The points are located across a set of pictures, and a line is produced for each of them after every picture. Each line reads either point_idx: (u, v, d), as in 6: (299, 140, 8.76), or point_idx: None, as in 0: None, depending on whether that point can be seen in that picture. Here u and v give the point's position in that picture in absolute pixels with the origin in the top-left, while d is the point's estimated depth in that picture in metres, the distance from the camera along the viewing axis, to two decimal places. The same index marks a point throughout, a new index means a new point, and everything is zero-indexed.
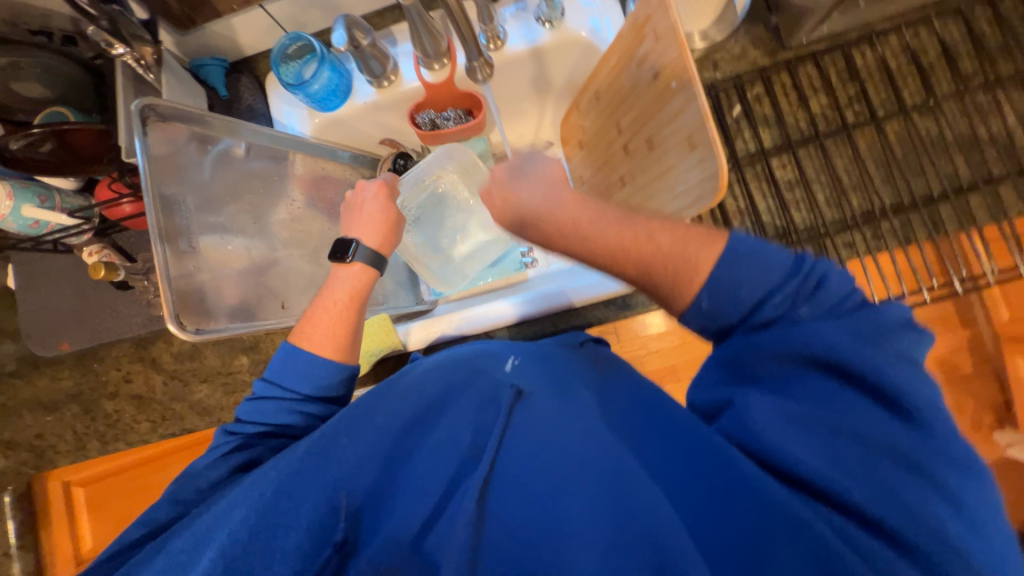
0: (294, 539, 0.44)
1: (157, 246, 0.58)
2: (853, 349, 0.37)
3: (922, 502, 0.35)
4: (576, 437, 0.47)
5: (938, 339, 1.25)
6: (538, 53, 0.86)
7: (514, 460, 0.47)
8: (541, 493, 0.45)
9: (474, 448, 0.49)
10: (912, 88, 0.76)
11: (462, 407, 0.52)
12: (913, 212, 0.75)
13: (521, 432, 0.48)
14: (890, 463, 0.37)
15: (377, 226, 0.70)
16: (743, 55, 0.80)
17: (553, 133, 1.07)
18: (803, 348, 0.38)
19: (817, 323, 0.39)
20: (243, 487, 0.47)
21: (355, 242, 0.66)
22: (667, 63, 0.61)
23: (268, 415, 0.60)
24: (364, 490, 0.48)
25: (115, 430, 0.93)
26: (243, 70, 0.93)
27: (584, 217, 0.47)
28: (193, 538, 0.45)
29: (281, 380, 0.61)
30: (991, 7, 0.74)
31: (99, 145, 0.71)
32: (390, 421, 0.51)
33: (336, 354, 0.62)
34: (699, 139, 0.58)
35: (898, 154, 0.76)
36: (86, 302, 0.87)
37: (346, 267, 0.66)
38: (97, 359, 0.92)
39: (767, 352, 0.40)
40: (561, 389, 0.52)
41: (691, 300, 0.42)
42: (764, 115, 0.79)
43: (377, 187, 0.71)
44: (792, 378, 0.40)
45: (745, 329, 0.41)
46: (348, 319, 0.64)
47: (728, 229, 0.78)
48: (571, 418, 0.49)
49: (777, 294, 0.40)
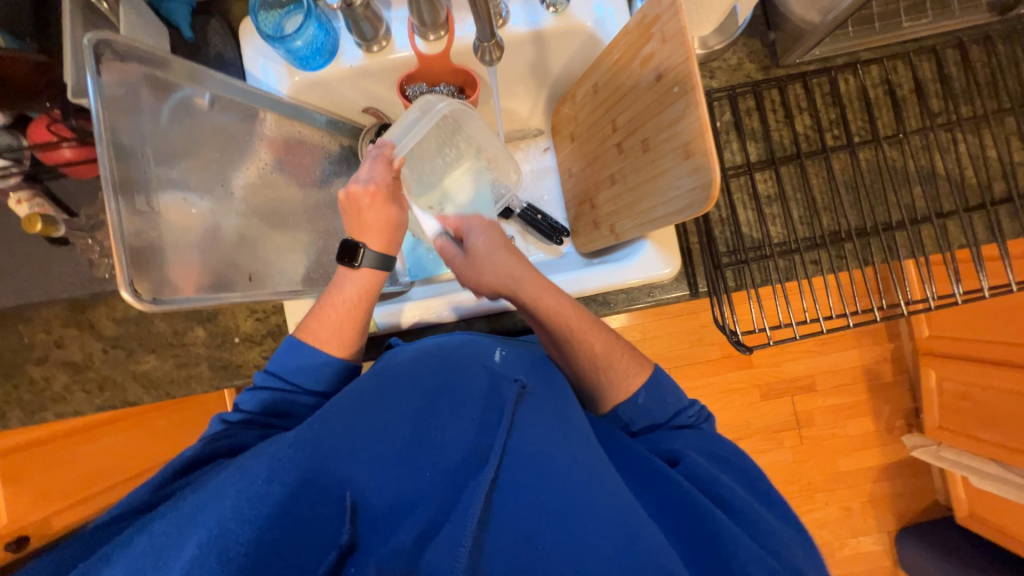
0: (295, 529, 0.45)
1: (109, 199, 0.52)
2: (732, 449, 0.60)
3: (806, 553, 0.53)
4: (575, 439, 0.51)
5: (862, 350, 1.52)
6: (540, 37, 0.84)
7: (517, 463, 0.48)
8: (554, 503, 0.47)
9: (479, 450, 0.50)
10: (886, 119, 0.81)
11: (460, 407, 0.52)
12: (873, 237, 0.79)
13: (524, 431, 0.50)
14: (777, 519, 0.55)
15: (382, 228, 0.66)
16: (739, 67, 0.83)
17: (544, 122, 1.06)
18: (716, 445, 0.60)
19: (714, 433, 0.62)
20: (226, 476, 0.46)
21: (362, 249, 0.64)
22: (670, 67, 0.62)
23: (261, 404, 0.62)
24: (366, 486, 0.48)
25: (42, 400, 0.81)
26: (213, 12, 0.83)
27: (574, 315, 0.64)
28: (176, 521, 0.43)
29: (283, 371, 0.63)
30: (961, 51, 0.80)
31: (37, 79, 0.65)
32: (392, 413, 0.51)
33: (342, 351, 0.65)
34: (696, 147, 0.59)
35: (866, 181, 0.81)
36: (11, 255, 0.77)
37: (354, 271, 0.65)
38: (23, 320, 0.81)
39: (695, 444, 0.60)
40: (557, 395, 0.55)
41: (632, 393, 0.62)
42: (752, 129, 0.82)
43: (371, 197, 0.65)
44: (722, 464, 0.58)
45: (669, 427, 0.62)
46: (359, 320, 0.66)
47: (710, 237, 0.81)
48: (567, 420, 0.52)
49: (683, 408, 0.63)
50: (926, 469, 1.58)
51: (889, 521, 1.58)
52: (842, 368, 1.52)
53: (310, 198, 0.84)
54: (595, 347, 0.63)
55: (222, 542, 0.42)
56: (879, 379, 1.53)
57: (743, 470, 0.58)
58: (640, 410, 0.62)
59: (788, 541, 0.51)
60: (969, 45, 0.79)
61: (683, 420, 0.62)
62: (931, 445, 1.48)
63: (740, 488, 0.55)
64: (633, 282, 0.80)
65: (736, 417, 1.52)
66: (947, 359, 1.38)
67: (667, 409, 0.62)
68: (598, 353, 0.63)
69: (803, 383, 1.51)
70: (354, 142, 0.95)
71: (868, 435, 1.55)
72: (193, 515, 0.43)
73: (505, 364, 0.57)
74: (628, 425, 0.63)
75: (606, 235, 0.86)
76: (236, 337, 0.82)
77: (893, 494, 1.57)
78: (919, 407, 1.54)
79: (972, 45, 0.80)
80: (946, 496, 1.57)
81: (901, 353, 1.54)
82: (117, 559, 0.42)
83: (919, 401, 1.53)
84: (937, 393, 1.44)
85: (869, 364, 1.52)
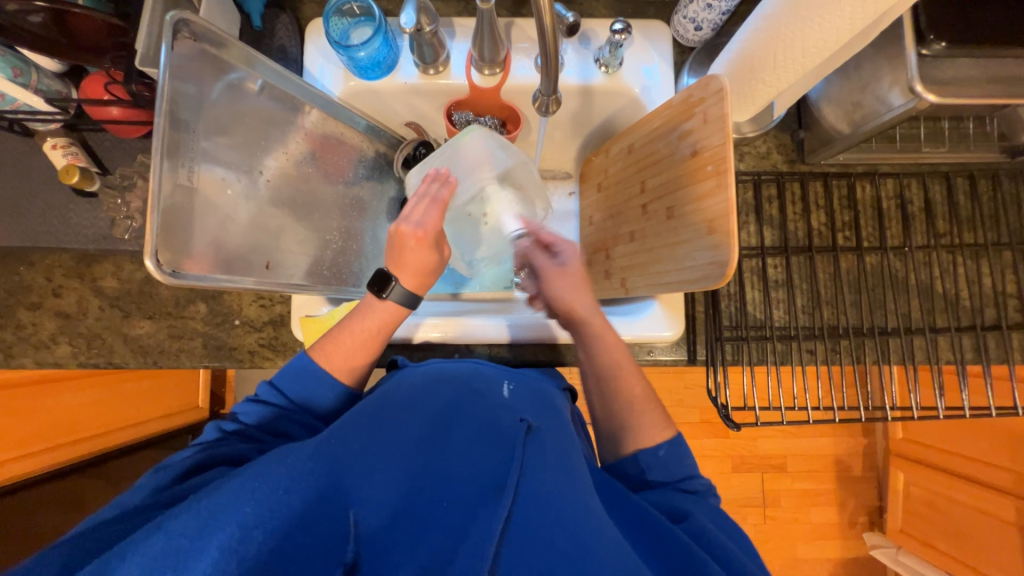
0: (308, 544, 0.44)
1: (157, 160, 0.53)
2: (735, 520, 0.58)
3: None
4: (580, 483, 0.51)
5: (837, 439, 1.54)
6: (587, 92, 0.88)
7: (527, 501, 0.48)
8: (569, 547, 0.45)
9: (489, 481, 0.50)
10: (894, 231, 0.86)
11: (467, 435, 0.54)
12: (868, 338, 0.83)
13: (536, 472, 0.50)
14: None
15: (418, 269, 0.66)
16: (767, 155, 0.88)
17: (573, 167, 1.10)
18: (719, 513, 0.59)
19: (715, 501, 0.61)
20: (245, 477, 0.44)
21: (393, 283, 0.65)
22: (708, 147, 0.65)
23: (258, 418, 0.61)
24: (370, 508, 0.47)
25: (24, 345, 0.79)
26: (284, 7, 0.86)
27: (632, 383, 0.68)
28: (198, 521, 0.41)
29: (285, 387, 0.63)
30: (970, 182, 0.86)
31: (105, 38, 0.66)
32: (400, 435, 0.52)
33: (348, 377, 0.65)
34: (720, 226, 0.62)
35: (869, 284, 0.85)
36: (32, 196, 0.77)
37: (380, 303, 0.65)
38: (27, 262, 0.80)
39: (700, 508, 0.58)
40: (564, 435, 0.56)
41: (653, 444, 0.63)
42: (771, 216, 0.86)
43: (417, 241, 0.65)
44: (729, 527, 0.57)
45: (679, 487, 0.61)
46: (374, 349, 0.67)
47: (715, 309, 0.83)
48: (574, 462, 0.53)
49: (697, 472, 0.63)
50: (881, 570, 1.58)
51: None
52: (816, 454, 1.53)
53: (338, 196, 0.86)
54: (633, 394, 0.67)
55: (240, 547, 0.41)
56: (849, 471, 1.55)
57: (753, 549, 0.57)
58: (659, 462, 0.62)
59: None
60: (979, 178, 0.85)
61: (695, 484, 0.62)
62: (890, 547, 1.49)
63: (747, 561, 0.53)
64: (637, 338, 0.82)
65: None
66: (917, 465, 1.40)
67: (682, 469, 0.63)
68: (637, 398, 0.67)
69: (776, 463, 1.52)
70: (390, 151, 0.98)
71: (831, 526, 1.55)
72: (216, 515, 0.42)
73: (513, 402, 0.59)
74: (643, 473, 0.63)
75: (615, 287, 0.89)
76: (236, 319, 0.82)
77: None
78: (883, 507, 1.55)
79: (980, 178, 0.86)
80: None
81: (874, 450, 1.56)
82: (133, 555, 0.40)
83: (884, 500, 1.54)
84: (902, 495, 1.45)
85: (841, 455, 1.55)
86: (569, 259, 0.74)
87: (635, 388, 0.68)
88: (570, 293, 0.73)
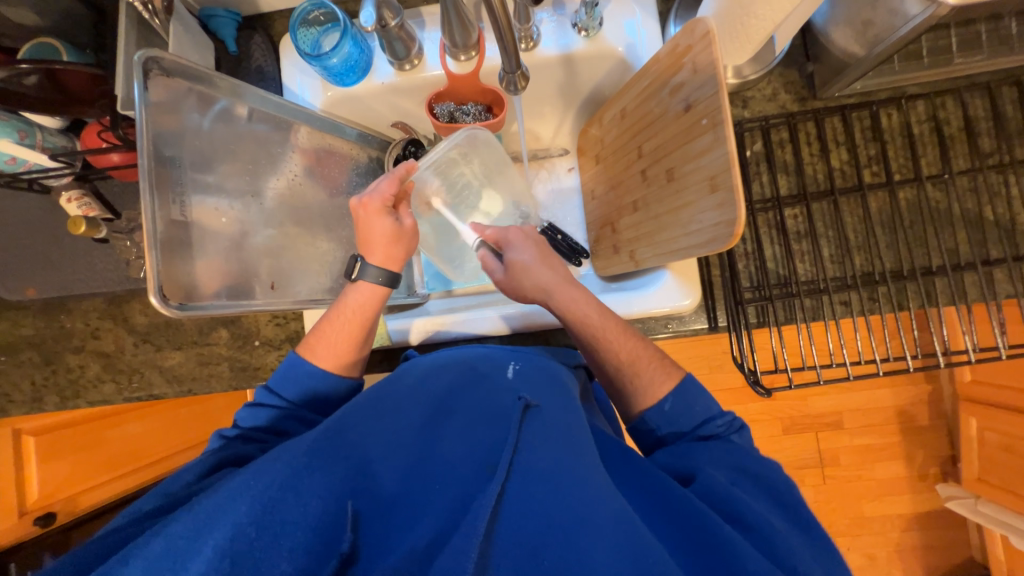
0: (303, 538, 0.43)
1: (146, 196, 0.55)
2: (755, 462, 0.57)
3: (818, 554, 0.50)
4: (583, 456, 0.50)
5: (898, 389, 1.44)
6: (569, 60, 0.84)
7: (523, 478, 0.48)
8: (562, 518, 0.45)
9: (485, 461, 0.49)
10: (930, 157, 0.77)
11: (465, 418, 0.54)
12: (910, 281, 0.76)
13: (533, 448, 0.50)
14: (795, 529, 0.52)
15: (386, 241, 0.67)
16: (774, 97, 0.81)
17: (570, 142, 1.06)
18: (738, 458, 0.57)
19: (736, 443, 0.60)
20: (240, 480, 0.45)
21: (361, 263, 0.66)
22: (701, 98, 0.60)
23: (263, 420, 0.64)
24: (368, 494, 0.48)
25: (76, 386, 0.86)
26: (257, 27, 0.87)
27: (613, 334, 0.66)
28: (194, 522, 0.42)
29: (280, 389, 0.64)
30: (1019, 89, 0.76)
31: (91, 88, 0.68)
32: (400, 425, 0.53)
33: (337, 368, 0.66)
34: (722, 181, 0.58)
35: (906, 222, 0.78)
36: (59, 248, 0.82)
37: (352, 286, 0.67)
38: (65, 310, 0.86)
39: (714, 456, 0.57)
40: (566, 408, 0.55)
41: (658, 402, 0.63)
42: (785, 161, 0.80)
43: (371, 207, 0.66)
44: (750, 471, 0.56)
45: (695, 437, 0.61)
46: (357, 336, 0.67)
47: (733, 270, 0.79)
48: (577, 435, 0.52)
49: (712, 418, 0.61)
50: (961, 522, 1.48)
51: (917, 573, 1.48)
52: (874, 407, 1.44)
53: (337, 206, 0.86)
54: (620, 355, 0.65)
55: (236, 546, 0.41)
56: (913, 422, 1.44)
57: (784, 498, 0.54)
58: (666, 416, 0.62)
59: (794, 549, 0.48)
60: None
61: (712, 429, 0.60)
62: (968, 497, 1.38)
63: (765, 509, 0.52)
64: (653, 312, 0.79)
65: None
66: (989, 408, 1.29)
67: (695, 417, 0.61)
68: (623, 359, 0.65)
69: (830, 421, 1.44)
70: (382, 154, 0.97)
71: (899, 480, 1.46)
72: (212, 515, 0.42)
73: (519, 380, 0.57)
74: (656, 430, 0.63)
75: (625, 261, 0.85)
76: (256, 340, 0.85)
77: (925, 547, 1.47)
78: (957, 455, 1.44)
79: None
80: (984, 553, 1.46)
81: (940, 397, 1.45)
82: (135, 559, 0.41)
83: (957, 448, 1.44)
84: (977, 443, 1.34)
85: (904, 406, 1.44)
86: (524, 250, 0.71)
87: (618, 350, 0.65)
88: (537, 274, 0.69)
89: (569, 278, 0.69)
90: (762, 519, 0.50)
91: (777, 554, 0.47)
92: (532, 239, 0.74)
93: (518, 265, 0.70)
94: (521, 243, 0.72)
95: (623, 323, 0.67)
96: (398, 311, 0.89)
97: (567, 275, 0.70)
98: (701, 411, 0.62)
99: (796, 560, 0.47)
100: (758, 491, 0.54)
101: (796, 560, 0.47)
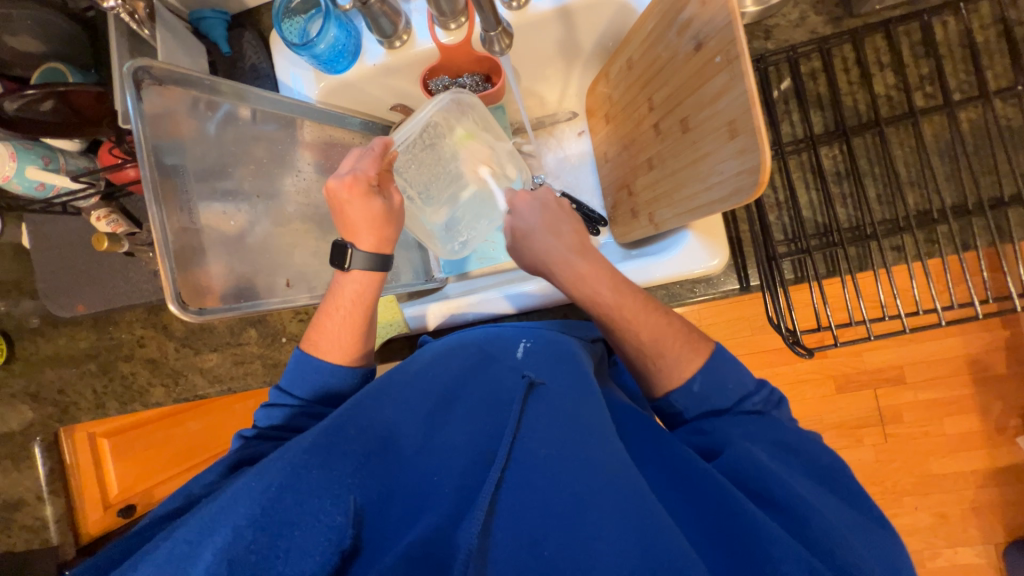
0: (302, 539, 0.43)
1: (151, 207, 0.55)
2: (794, 437, 0.54)
3: (884, 541, 0.46)
4: (592, 436, 0.48)
5: (972, 335, 1.30)
6: (566, 13, 0.77)
7: (526, 465, 0.46)
8: (563, 505, 0.43)
9: (487, 449, 0.48)
10: (998, 69, 0.67)
11: (469, 406, 0.53)
12: (977, 216, 0.67)
13: (536, 432, 0.48)
14: (851, 512, 0.48)
15: (369, 220, 0.65)
16: (802, 21, 0.71)
17: (578, 104, 1.00)
18: (779, 437, 0.54)
19: (773, 418, 0.56)
20: (245, 480, 0.46)
21: (350, 250, 0.64)
22: (711, 33, 0.53)
23: (277, 418, 0.64)
24: (371, 488, 0.47)
25: (131, 392, 0.93)
26: (246, 25, 0.86)
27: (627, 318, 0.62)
28: (198, 526, 0.44)
29: (292, 387, 0.66)
30: None
31: (98, 107, 0.69)
32: (403, 415, 0.53)
33: (347, 358, 0.67)
34: (741, 126, 0.51)
35: (968, 148, 0.68)
36: (97, 266, 0.87)
37: (345, 274, 0.66)
38: (111, 323, 0.92)
39: (758, 438, 0.54)
40: (571, 386, 0.53)
41: (684, 382, 0.58)
42: (817, 95, 0.72)
43: (349, 189, 0.63)
44: (800, 448, 0.53)
45: (737, 411, 0.57)
46: (359, 323, 0.67)
47: (765, 222, 0.72)
48: (584, 418, 0.50)
49: (748, 394, 0.57)
50: None
51: (997, 531, 1.37)
52: (940, 358, 1.32)
53: None
54: (638, 344, 0.61)
55: (233, 550, 0.41)
56: (987, 371, 1.31)
57: (813, 462, 0.52)
58: (695, 398, 0.58)
59: (844, 533, 0.44)
60: None
61: (749, 406, 0.57)
62: None
63: (798, 481, 0.49)
64: (676, 277, 0.74)
65: (807, 410, 1.37)
66: None
67: (729, 394, 0.57)
68: (642, 347, 0.60)
69: (889, 375, 1.33)
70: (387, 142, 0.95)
71: (972, 435, 1.34)
72: (215, 517, 0.43)
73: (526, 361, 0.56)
74: (682, 414, 0.59)
75: (644, 225, 0.80)
76: (284, 336, 0.88)
77: (1006, 505, 1.36)
78: None
79: None
80: None
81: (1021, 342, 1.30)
82: (145, 564, 0.43)
83: None
84: None
85: (976, 354, 1.31)
86: (530, 219, 0.71)
87: (626, 334, 0.62)
88: (538, 240, 0.69)
89: (578, 247, 0.67)
90: (807, 500, 0.46)
91: (819, 545, 0.43)
92: (541, 201, 0.73)
93: (527, 224, 0.71)
94: (529, 207, 0.72)
95: (647, 309, 0.63)
96: (416, 296, 0.90)
97: (577, 245, 0.67)
98: (732, 381, 0.58)
99: (833, 544, 0.43)
100: (798, 461, 0.52)
101: (836, 542, 0.43)
